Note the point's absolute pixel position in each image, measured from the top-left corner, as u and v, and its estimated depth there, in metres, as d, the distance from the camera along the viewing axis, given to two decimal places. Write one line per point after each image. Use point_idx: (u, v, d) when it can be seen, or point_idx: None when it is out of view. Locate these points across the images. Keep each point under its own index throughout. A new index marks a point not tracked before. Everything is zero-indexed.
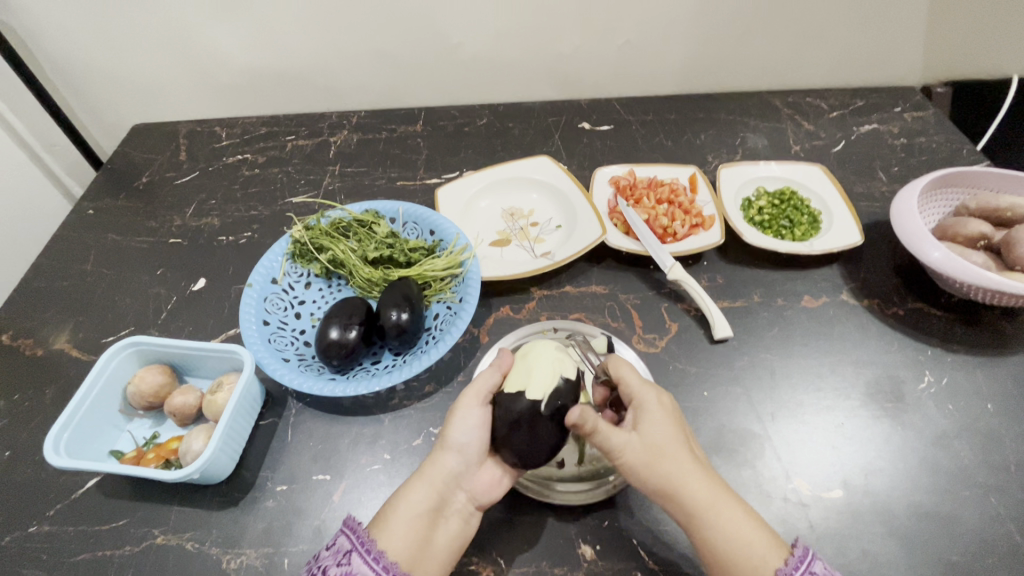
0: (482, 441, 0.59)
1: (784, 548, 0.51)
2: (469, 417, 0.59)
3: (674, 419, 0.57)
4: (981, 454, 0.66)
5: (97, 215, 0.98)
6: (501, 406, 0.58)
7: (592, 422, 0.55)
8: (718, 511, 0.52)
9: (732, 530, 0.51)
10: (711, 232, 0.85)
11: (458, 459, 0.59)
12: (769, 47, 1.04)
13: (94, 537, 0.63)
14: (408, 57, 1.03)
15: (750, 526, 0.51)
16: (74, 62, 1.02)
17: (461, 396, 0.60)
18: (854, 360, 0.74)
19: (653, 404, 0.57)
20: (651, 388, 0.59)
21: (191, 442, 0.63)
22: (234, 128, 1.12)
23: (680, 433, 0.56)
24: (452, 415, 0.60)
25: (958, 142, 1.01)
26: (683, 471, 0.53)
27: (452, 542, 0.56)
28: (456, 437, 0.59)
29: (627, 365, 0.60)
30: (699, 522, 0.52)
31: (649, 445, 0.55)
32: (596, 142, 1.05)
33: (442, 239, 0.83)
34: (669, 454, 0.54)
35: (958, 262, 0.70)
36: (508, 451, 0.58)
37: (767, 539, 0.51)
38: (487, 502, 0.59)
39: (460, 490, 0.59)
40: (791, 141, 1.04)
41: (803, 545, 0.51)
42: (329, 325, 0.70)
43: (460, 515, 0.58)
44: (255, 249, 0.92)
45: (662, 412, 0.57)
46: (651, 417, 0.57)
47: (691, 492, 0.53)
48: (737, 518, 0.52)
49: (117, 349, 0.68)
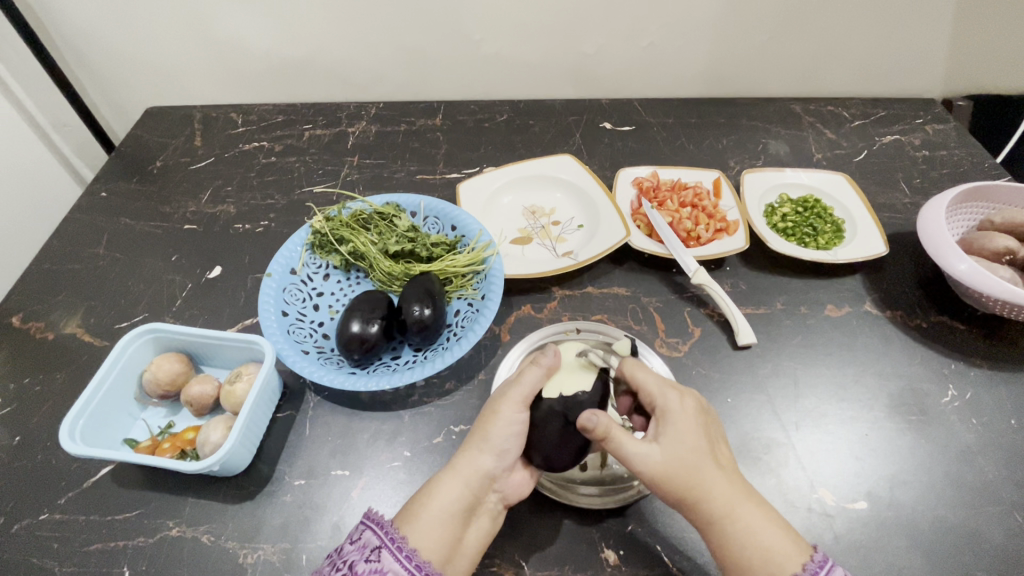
0: (518, 445, 0.58)
1: (804, 551, 0.51)
2: (512, 423, 0.58)
3: (697, 423, 0.56)
4: (1005, 470, 0.66)
5: (109, 198, 0.96)
6: (540, 411, 0.57)
7: (604, 426, 0.53)
8: (738, 520, 0.51)
9: (748, 538, 0.51)
10: (735, 237, 0.84)
11: (495, 461, 0.57)
12: (793, 53, 1.03)
13: (107, 527, 0.61)
14: (429, 50, 1.02)
15: (770, 532, 0.51)
16: (89, 40, 1.00)
17: (505, 400, 0.58)
18: (878, 372, 0.74)
19: (672, 411, 0.55)
20: (673, 392, 0.57)
21: (210, 433, 0.62)
22: (250, 115, 1.10)
23: (702, 437, 0.55)
24: (495, 417, 0.58)
25: (980, 156, 1.00)
26: (700, 480, 0.52)
27: (480, 539, 0.56)
28: (496, 440, 0.57)
29: (644, 371, 0.58)
30: (718, 527, 0.52)
31: (669, 453, 0.53)
32: (617, 142, 1.04)
33: (463, 234, 0.82)
34: (689, 461, 0.53)
35: (983, 275, 0.70)
36: (540, 455, 0.57)
37: (788, 546, 0.51)
38: (514, 501, 0.59)
39: (492, 490, 0.58)
40: (813, 149, 1.03)
41: (823, 551, 0.51)
42: (350, 319, 0.69)
43: (490, 514, 0.58)
44: (271, 239, 0.90)
45: (685, 418, 0.55)
46: (673, 423, 0.55)
47: (710, 498, 0.52)
48: (756, 524, 0.51)
49: (135, 336, 0.67)
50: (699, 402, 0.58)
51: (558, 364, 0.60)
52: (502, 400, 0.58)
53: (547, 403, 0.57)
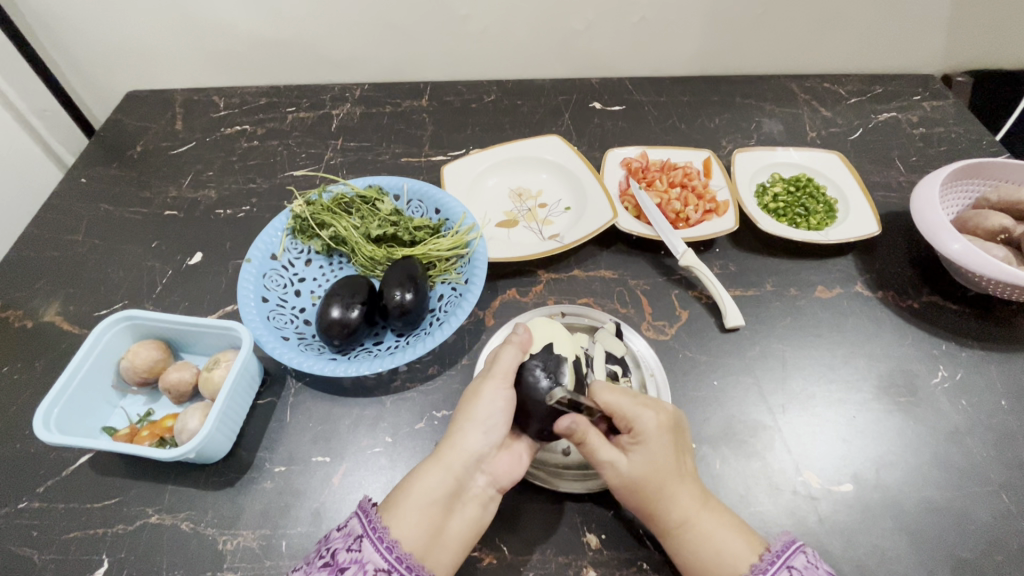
0: (506, 422, 0.57)
1: (758, 546, 0.51)
2: (496, 400, 0.57)
3: (669, 440, 0.54)
4: (994, 451, 0.65)
5: (89, 183, 0.95)
6: (525, 388, 0.56)
7: (583, 430, 0.54)
8: (696, 531, 0.52)
9: (699, 552, 0.51)
10: (725, 218, 0.82)
11: (482, 440, 0.56)
12: (788, 28, 1.00)
13: (86, 515, 0.61)
14: (413, 28, 0.99)
15: (731, 542, 0.51)
16: (64, 21, 0.97)
17: (488, 377, 0.57)
18: (867, 353, 0.73)
19: (648, 429, 0.54)
20: (647, 408, 0.54)
21: (187, 421, 0.61)
22: (232, 98, 1.08)
23: (672, 452, 0.54)
24: (478, 396, 0.57)
25: (978, 133, 0.98)
26: (668, 494, 0.53)
27: (468, 528, 0.54)
28: (480, 418, 0.56)
29: (614, 394, 0.55)
30: (675, 540, 0.52)
31: (634, 468, 0.53)
32: (607, 122, 1.02)
33: (448, 218, 0.80)
34: (655, 478, 0.53)
35: (977, 255, 0.68)
36: (538, 424, 0.56)
37: (744, 546, 0.51)
38: (507, 484, 0.57)
39: (480, 474, 0.56)
40: (806, 127, 1.01)
41: (784, 539, 0.50)
42: (330, 304, 0.68)
43: (480, 501, 0.56)
44: (253, 224, 0.89)
45: (656, 435, 0.54)
46: (643, 440, 0.54)
47: (661, 512, 0.53)
48: (716, 537, 0.51)
49: (110, 323, 0.65)
50: (677, 416, 0.56)
51: (531, 338, 0.61)
52: (484, 379, 0.57)
53: (529, 377, 0.56)
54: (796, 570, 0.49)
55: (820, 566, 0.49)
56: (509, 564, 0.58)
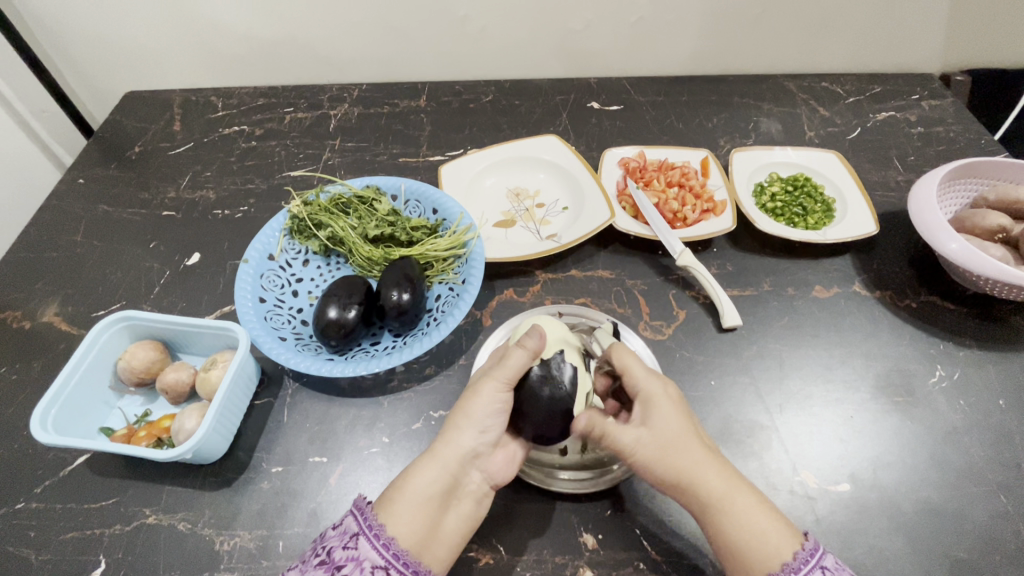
0: (502, 422, 0.57)
1: (795, 538, 0.50)
2: (493, 400, 0.56)
3: (681, 410, 0.56)
4: (991, 451, 0.65)
5: (88, 184, 0.95)
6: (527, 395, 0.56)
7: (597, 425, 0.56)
8: (733, 500, 0.51)
9: (744, 522, 0.50)
10: (723, 218, 0.82)
11: (477, 438, 0.56)
12: (787, 27, 1.00)
13: (83, 515, 0.61)
14: (411, 29, 0.99)
15: (766, 515, 0.50)
16: (63, 22, 0.97)
17: (489, 377, 0.56)
18: (865, 353, 0.73)
19: (660, 396, 0.56)
20: (655, 378, 0.58)
21: (184, 420, 0.61)
22: (230, 98, 1.08)
23: (685, 419, 0.55)
24: (475, 395, 0.56)
25: (977, 132, 0.97)
26: (695, 462, 0.53)
27: (463, 523, 0.54)
28: (477, 417, 0.56)
29: (632, 359, 0.58)
30: (714, 515, 0.51)
31: (656, 435, 0.54)
32: (605, 122, 1.02)
33: (445, 218, 0.80)
34: (678, 445, 0.53)
35: (974, 254, 0.68)
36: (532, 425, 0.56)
37: (781, 525, 0.50)
38: (502, 482, 0.57)
39: (475, 471, 0.56)
40: (804, 127, 1.01)
41: (814, 537, 0.50)
42: (327, 304, 0.68)
43: (474, 497, 0.56)
44: (251, 225, 0.89)
45: (667, 402, 0.56)
46: (658, 406, 0.55)
47: (703, 481, 0.52)
48: (752, 506, 0.51)
49: (108, 324, 0.66)
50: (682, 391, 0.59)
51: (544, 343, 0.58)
52: (484, 379, 0.56)
53: (531, 386, 0.56)
54: (828, 570, 0.48)
55: (845, 568, 0.49)
56: (505, 565, 0.58)
